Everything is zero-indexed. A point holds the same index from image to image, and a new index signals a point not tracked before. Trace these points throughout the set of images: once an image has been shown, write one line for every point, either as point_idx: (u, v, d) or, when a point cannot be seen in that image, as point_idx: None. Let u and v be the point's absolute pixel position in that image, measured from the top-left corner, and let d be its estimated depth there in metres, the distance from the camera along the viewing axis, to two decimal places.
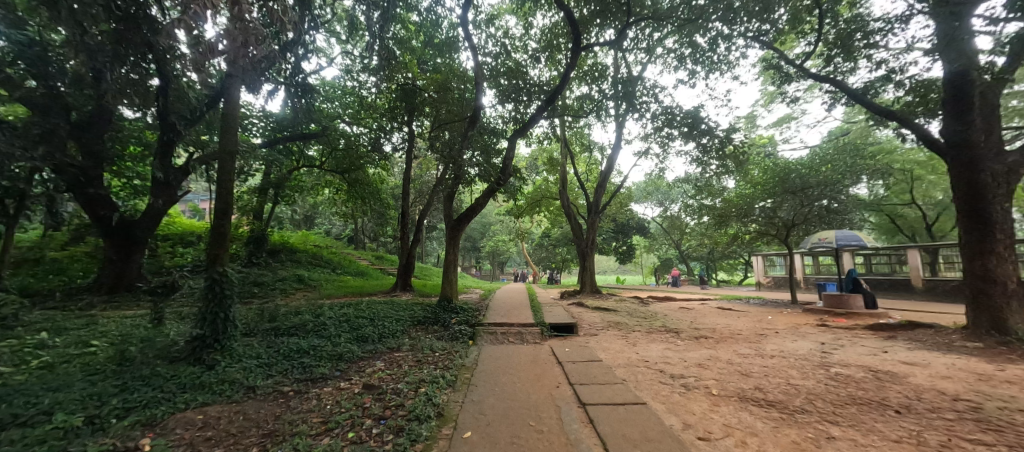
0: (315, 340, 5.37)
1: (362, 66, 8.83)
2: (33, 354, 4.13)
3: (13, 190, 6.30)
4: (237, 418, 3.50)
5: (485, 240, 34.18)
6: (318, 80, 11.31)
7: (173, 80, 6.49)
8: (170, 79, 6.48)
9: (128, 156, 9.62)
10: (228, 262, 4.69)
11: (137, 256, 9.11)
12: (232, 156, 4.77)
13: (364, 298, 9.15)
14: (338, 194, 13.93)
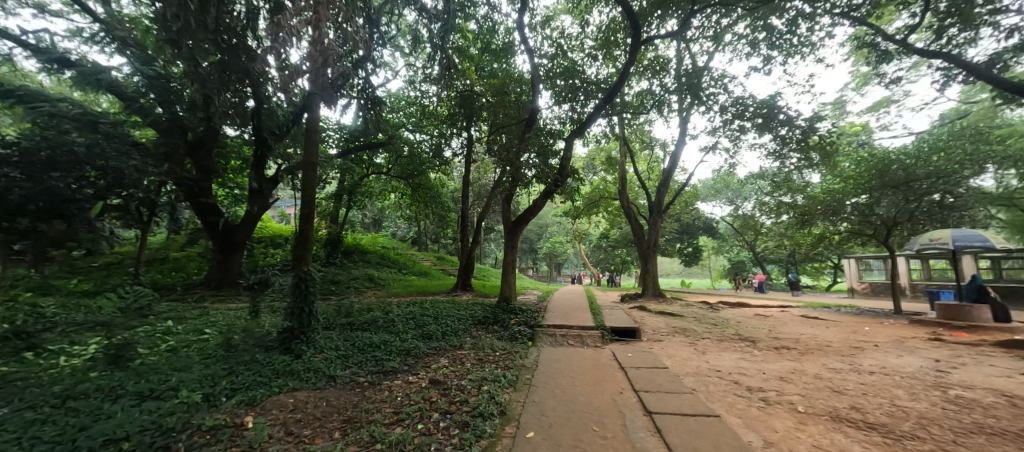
0: (385, 335, 5.70)
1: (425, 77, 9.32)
2: (164, 339, 4.88)
3: (146, 200, 7.56)
4: (321, 404, 3.83)
5: (542, 242, 34.36)
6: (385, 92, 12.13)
7: (265, 101, 7.33)
8: (263, 100, 7.32)
9: (230, 169, 11.06)
10: (311, 262, 5.12)
11: (237, 255, 10.29)
12: (314, 166, 5.21)
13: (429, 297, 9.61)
14: (403, 199, 14.80)
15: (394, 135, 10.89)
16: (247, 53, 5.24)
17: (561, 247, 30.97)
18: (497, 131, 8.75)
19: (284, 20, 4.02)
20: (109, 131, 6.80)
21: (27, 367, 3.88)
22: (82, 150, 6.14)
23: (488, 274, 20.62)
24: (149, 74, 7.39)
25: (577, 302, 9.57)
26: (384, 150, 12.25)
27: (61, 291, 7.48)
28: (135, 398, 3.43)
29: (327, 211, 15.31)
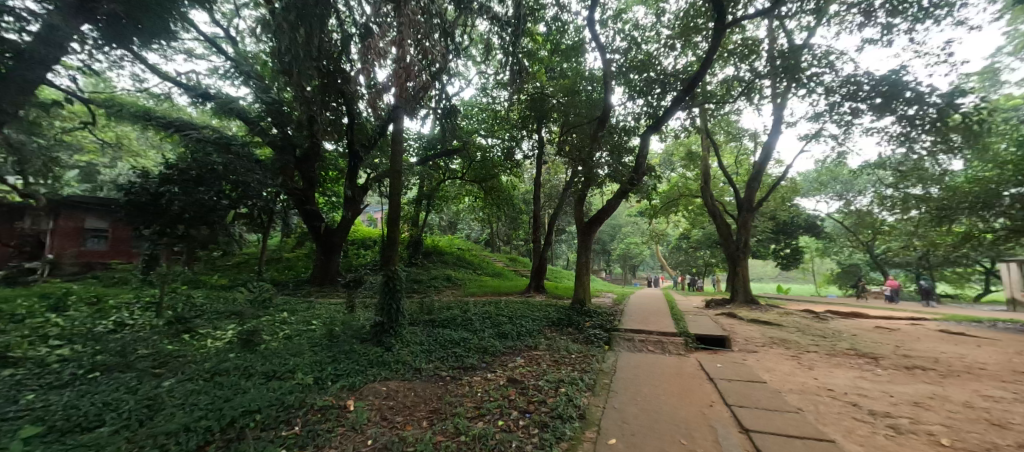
0: (464, 333, 5.95)
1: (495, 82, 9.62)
2: (283, 328, 5.63)
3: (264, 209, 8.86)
4: (410, 393, 4.10)
5: (615, 243, 33.37)
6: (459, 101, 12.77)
7: (356, 117, 8.13)
8: (355, 116, 8.13)
9: (329, 179, 12.52)
10: (398, 262, 5.53)
11: (335, 256, 11.41)
12: (399, 174, 5.59)
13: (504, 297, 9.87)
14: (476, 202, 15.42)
15: (468, 141, 11.55)
16: (343, 75, 5.82)
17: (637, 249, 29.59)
18: (568, 131, 8.85)
19: (372, 45, 4.46)
20: (237, 151, 8.14)
21: (187, 346, 4.75)
22: (221, 168, 7.28)
23: (560, 275, 20.51)
24: (267, 101, 8.65)
25: (657, 306, 9.09)
26: (458, 156, 12.91)
27: (206, 284, 9.13)
28: (263, 377, 4.01)
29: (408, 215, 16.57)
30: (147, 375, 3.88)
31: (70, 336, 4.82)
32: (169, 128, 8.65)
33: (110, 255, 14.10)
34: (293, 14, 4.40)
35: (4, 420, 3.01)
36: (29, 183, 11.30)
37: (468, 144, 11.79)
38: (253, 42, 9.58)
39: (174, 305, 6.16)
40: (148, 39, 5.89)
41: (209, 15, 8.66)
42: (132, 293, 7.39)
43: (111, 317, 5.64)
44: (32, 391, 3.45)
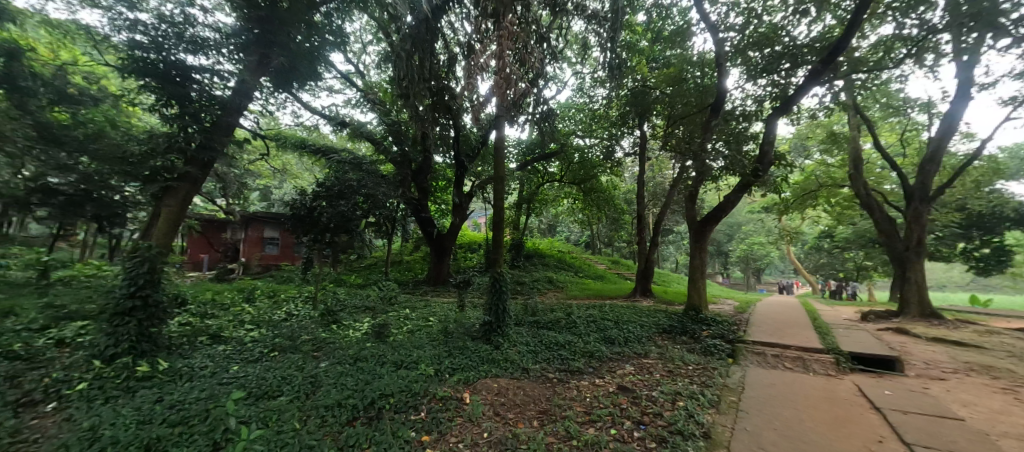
0: (569, 336, 5.91)
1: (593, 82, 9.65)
2: (407, 323, 6.32)
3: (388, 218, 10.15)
4: (519, 392, 4.18)
5: (733, 244, 29.98)
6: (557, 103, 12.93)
7: (462, 129, 8.78)
8: (461, 129, 8.79)
9: (440, 188, 13.78)
10: (502, 264, 5.72)
11: (446, 259, 12.38)
12: (503, 179, 5.83)
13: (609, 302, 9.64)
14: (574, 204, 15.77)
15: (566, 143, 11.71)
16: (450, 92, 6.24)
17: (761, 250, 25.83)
18: (676, 123, 8.38)
19: (475, 61, 4.82)
20: (365, 169, 9.53)
21: (335, 335, 5.64)
22: (355, 184, 8.55)
23: (666, 279, 19.12)
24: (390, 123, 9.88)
25: (794, 317, 7.85)
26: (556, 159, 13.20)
27: (347, 282, 10.87)
28: (394, 365, 4.52)
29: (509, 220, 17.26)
30: (308, 357, 4.69)
31: (259, 322, 6.13)
32: (319, 153, 10.61)
33: (281, 258, 17.41)
34: (409, 43, 4.97)
35: (221, 384, 3.93)
36: (232, 203, 15.02)
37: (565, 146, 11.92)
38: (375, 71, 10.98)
39: (326, 299, 7.41)
40: (302, 81, 7.07)
41: (343, 54, 10.21)
42: (296, 288, 9.15)
43: (284, 308, 7.03)
44: (236, 362, 4.45)
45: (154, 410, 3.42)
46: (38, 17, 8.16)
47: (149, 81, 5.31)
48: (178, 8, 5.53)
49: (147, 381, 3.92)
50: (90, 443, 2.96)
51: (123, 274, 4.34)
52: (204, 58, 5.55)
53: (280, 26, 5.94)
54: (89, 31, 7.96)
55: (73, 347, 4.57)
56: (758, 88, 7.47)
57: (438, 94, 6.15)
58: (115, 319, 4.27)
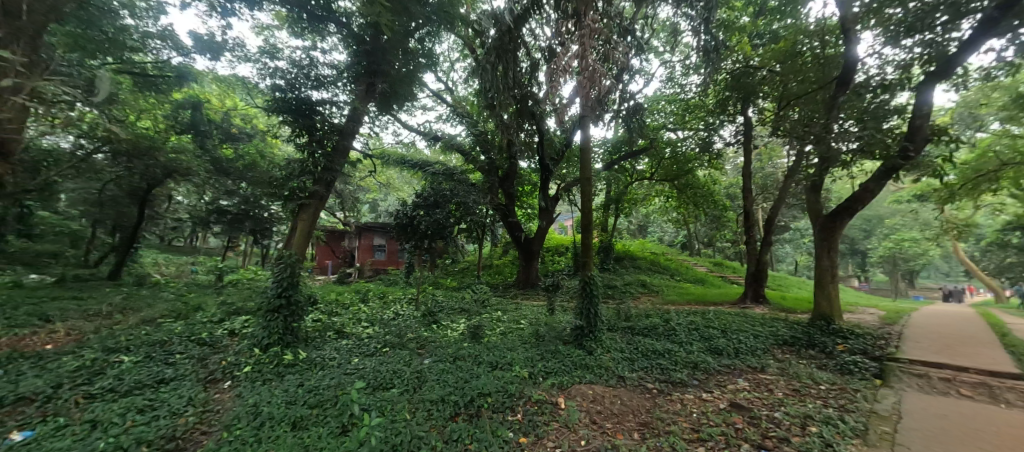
0: (668, 344, 5.57)
1: (685, 71, 9.23)
2: (499, 325, 6.57)
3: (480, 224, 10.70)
4: (616, 401, 3.98)
5: (871, 240, 25.12)
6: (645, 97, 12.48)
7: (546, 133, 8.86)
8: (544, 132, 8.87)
9: (525, 193, 14.14)
10: (593, 267, 5.58)
11: (534, 262, 12.50)
12: (590, 180, 5.70)
13: (715, 309, 8.85)
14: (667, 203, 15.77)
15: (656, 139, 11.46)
16: (534, 97, 6.30)
17: (913, 248, 21.11)
18: (788, 105, 7.40)
19: (558, 62, 4.76)
20: (457, 178, 10.18)
21: (436, 334, 6.08)
22: (448, 193, 9.13)
23: (782, 284, 16.74)
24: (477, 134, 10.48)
25: (973, 332, 6.26)
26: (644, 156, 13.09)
27: (443, 285, 11.73)
28: (490, 366, 4.67)
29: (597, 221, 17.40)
30: (414, 354, 5.11)
31: (372, 320, 6.88)
32: (416, 167, 11.50)
33: (387, 263, 19.56)
34: (494, 54, 5.17)
35: (346, 374, 4.48)
36: (348, 216, 17.38)
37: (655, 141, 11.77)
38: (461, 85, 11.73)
39: (426, 302, 8.09)
40: (401, 103, 7.78)
41: (433, 74, 11.08)
42: (402, 290, 10.15)
43: (393, 308, 7.80)
44: (356, 355, 5.05)
45: (297, 393, 4.02)
46: (213, 76, 10.38)
47: (286, 117, 6.32)
48: (304, 54, 6.44)
49: (290, 368, 4.65)
50: (254, 416, 3.59)
51: (272, 279, 5.25)
52: (327, 93, 6.43)
53: (383, 55, 6.64)
54: (245, 83, 9.89)
55: (241, 337, 5.68)
56: (900, 52, 6.32)
57: (521, 101, 6.29)
58: (267, 315, 5.18)
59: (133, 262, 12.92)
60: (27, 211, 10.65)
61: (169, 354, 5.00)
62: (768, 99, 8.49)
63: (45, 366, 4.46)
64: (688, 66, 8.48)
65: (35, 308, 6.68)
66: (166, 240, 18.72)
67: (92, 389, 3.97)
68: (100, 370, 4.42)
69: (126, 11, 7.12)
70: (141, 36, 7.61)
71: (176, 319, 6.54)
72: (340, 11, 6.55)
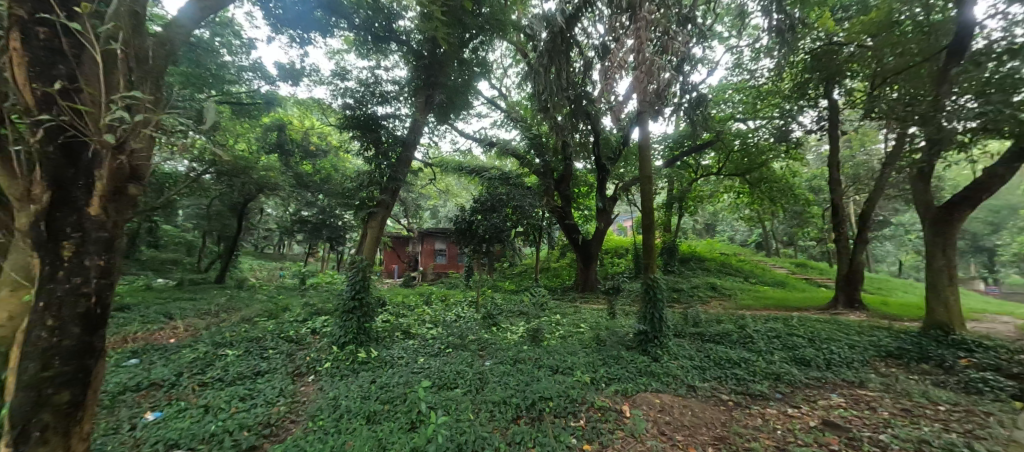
0: (744, 353, 5.16)
1: (755, 57, 8.65)
2: (558, 328, 6.54)
3: (538, 228, 10.75)
4: (687, 412, 3.73)
5: (1004, 234, 21.04)
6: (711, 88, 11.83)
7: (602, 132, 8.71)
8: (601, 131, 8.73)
9: (581, 194, 13.98)
10: (656, 271, 5.41)
11: (593, 265, 12.27)
12: (649, 179, 5.51)
13: (797, 314, 8.05)
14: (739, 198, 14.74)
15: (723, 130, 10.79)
16: (588, 96, 6.22)
17: None
18: (882, 82, 6.59)
19: (613, 58, 4.68)
20: (512, 183, 10.34)
21: (496, 336, 6.22)
22: (505, 197, 9.31)
23: (883, 287, 14.67)
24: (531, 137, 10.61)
25: None
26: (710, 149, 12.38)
27: (501, 288, 11.96)
28: (551, 370, 4.63)
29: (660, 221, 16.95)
30: (476, 355, 5.25)
31: (436, 321, 7.20)
32: (474, 173, 12.02)
33: (448, 267, 20.17)
34: (546, 57, 5.20)
35: (413, 373, 4.72)
36: (412, 222, 18.44)
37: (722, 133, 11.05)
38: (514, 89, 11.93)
39: (487, 304, 8.29)
40: (457, 112, 8.07)
41: (487, 82, 11.41)
42: (462, 293, 10.51)
43: (457, 310, 8.13)
44: (422, 355, 5.29)
45: (370, 389, 4.30)
46: (294, 100, 11.58)
47: (355, 132, 6.85)
48: (369, 72, 6.92)
49: (364, 365, 5.00)
50: (334, 408, 3.90)
51: (347, 282, 5.72)
52: (392, 108, 6.88)
53: (439, 67, 6.95)
54: (320, 104, 10.90)
55: (321, 335, 6.24)
56: None
57: (576, 101, 6.22)
58: (343, 316, 5.64)
59: (232, 268, 14.82)
60: (155, 225, 12.71)
61: (263, 349, 5.63)
62: (858, 78, 7.59)
63: (170, 356, 5.25)
64: (759, 49, 7.87)
65: (163, 306, 7.94)
66: (258, 248, 21.32)
67: (205, 378, 4.59)
68: (211, 362, 5.10)
69: (225, 49, 8.21)
70: (238, 70, 8.75)
71: (268, 318, 7.36)
72: (400, 30, 7.03)
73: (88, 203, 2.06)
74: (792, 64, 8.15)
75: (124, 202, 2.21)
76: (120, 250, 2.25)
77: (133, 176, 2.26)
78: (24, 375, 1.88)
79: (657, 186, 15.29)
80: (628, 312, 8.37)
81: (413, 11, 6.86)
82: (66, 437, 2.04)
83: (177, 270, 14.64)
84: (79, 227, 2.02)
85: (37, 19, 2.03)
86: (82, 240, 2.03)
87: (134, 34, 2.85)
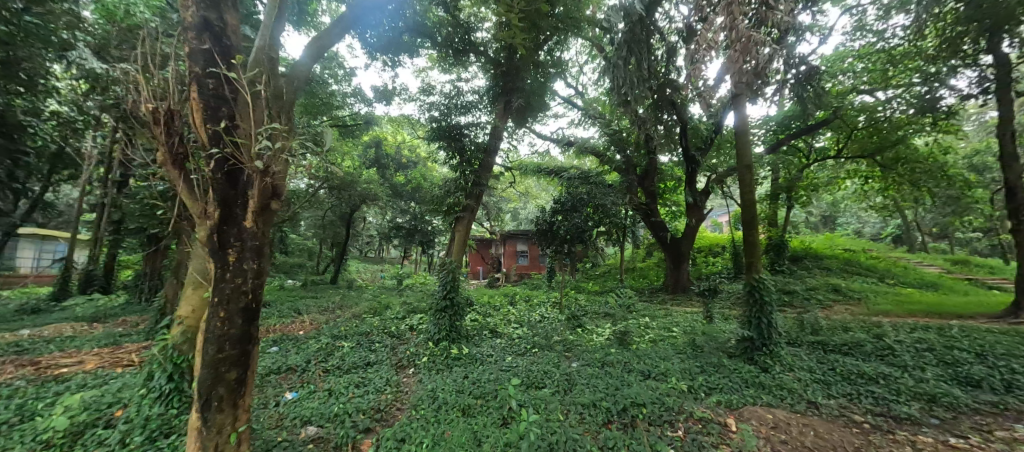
0: (883, 367, 4.39)
1: (881, 17, 7.40)
2: (648, 332, 6.32)
3: (622, 227, 10.45)
4: (809, 433, 3.21)
5: None
6: (824, 58, 10.37)
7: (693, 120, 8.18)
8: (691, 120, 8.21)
9: (668, 189, 13.23)
10: (761, 269, 5.12)
11: (684, 264, 11.53)
12: (750, 167, 5.32)
13: (960, 323, 6.59)
14: (867, 183, 12.93)
15: (842, 106, 9.56)
16: (674, 84, 5.85)
17: None
18: None
19: (702, 38, 4.31)
20: (592, 182, 10.15)
21: (581, 338, 6.19)
22: (586, 196, 9.14)
23: None
24: (608, 132, 10.33)
25: None
26: (827, 129, 11.16)
27: (584, 289, 11.85)
28: (641, 375, 4.44)
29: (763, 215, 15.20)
30: (562, 356, 5.27)
31: (522, 321, 7.40)
32: (553, 174, 12.44)
33: (531, 268, 20.98)
34: (625, 49, 4.99)
35: (503, 370, 4.90)
36: (494, 226, 19.22)
37: (840, 109, 9.74)
38: (589, 85, 11.74)
39: (572, 306, 8.30)
40: (534, 115, 8.23)
41: (563, 81, 11.38)
42: (545, 294, 10.62)
43: (545, 311, 8.26)
44: (510, 354, 5.47)
45: (464, 384, 4.57)
46: (388, 119, 12.86)
47: (442, 143, 7.40)
48: (452, 85, 7.37)
49: (456, 361, 5.33)
50: (433, 399, 4.21)
51: (438, 283, 6.23)
52: (472, 116, 7.27)
53: (517, 72, 7.12)
54: (409, 119, 11.89)
55: (418, 331, 6.84)
56: None
57: (660, 91, 5.93)
58: (437, 314, 6.12)
59: (342, 270, 17.00)
60: (285, 235, 15.18)
61: (371, 343, 6.33)
62: None
63: (301, 345, 6.20)
64: (889, 6, 6.65)
65: (293, 304, 9.37)
66: (361, 253, 24.10)
67: (327, 365, 5.31)
68: (331, 351, 5.89)
69: (332, 79, 9.33)
70: (342, 96, 9.95)
71: (373, 315, 8.26)
72: (478, 41, 7.41)
73: (244, 217, 2.54)
74: (936, 17, 6.73)
75: (269, 216, 2.68)
76: (268, 255, 2.74)
77: (275, 194, 2.71)
78: (207, 356, 2.49)
79: (758, 176, 13.72)
80: (730, 316, 7.70)
81: (489, 22, 7.20)
82: (233, 407, 2.62)
83: (300, 273, 17.20)
84: (240, 238, 2.53)
85: (208, 73, 2.60)
86: (242, 248, 2.54)
87: (271, 77, 3.45)
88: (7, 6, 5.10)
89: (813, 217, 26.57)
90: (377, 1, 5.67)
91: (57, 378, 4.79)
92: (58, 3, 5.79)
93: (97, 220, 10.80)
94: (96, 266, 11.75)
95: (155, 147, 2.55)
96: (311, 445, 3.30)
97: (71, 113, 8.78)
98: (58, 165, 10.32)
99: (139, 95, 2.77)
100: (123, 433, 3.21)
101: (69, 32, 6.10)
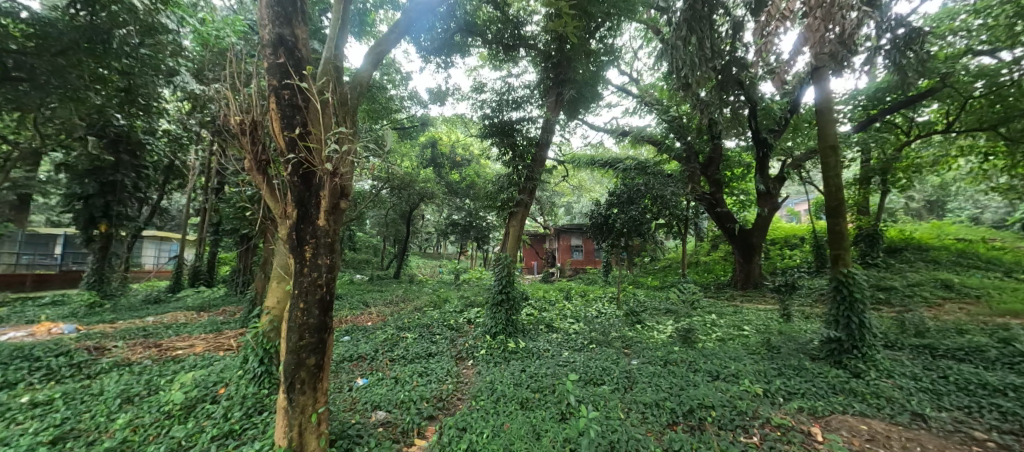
0: (1010, 377, 3.76)
1: None
2: (715, 330, 5.98)
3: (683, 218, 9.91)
4: (913, 445, 2.83)
5: None
6: (928, 18, 8.99)
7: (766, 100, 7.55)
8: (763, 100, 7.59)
9: (734, 177, 12.32)
10: (851, 263, 4.63)
11: (755, 257, 10.67)
12: (834, 147, 4.87)
13: None
14: (987, 160, 11.04)
15: (951, 73, 8.26)
16: (741, 62, 5.43)
17: None
18: None
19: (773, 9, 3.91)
20: (650, 172, 9.74)
21: (640, 335, 6.00)
22: (643, 188, 8.80)
23: None
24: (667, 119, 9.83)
25: None
26: (932, 100, 9.66)
27: (642, 285, 11.46)
28: (710, 376, 4.20)
29: (850, 201, 13.55)
30: (621, 353, 5.15)
31: (578, 316, 7.30)
32: (607, 165, 12.16)
33: (585, 262, 20.76)
34: (685, 28, 4.68)
35: (560, 365, 4.90)
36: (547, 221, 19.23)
37: (949, 77, 8.38)
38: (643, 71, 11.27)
39: (631, 301, 8.07)
40: (586, 105, 8.08)
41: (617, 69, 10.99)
42: (601, 289, 10.43)
43: (605, 306, 8.08)
44: (566, 349, 5.45)
45: (521, 377, 4.63)
46: (443, 120, 13.38)
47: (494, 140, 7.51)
48: (503, 81, 7.43)
49: (514, 354, 5.44)
50: (491, 391, 4.31)
51: (495, 278, 6.41)
52: (524, 112, 7.30)
53: (568, 63, 7.02)
54: (462, 118, 12.23)
55: (475, 325, 7.06)
56: None
57: (724, 70, 5.53)
58: (494, 308, 6.29)
59: (404, 266, 18.03)
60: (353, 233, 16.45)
61: (432, 335, 6.65)
62: None
63: (370, 335, 6.68)
64: None
65: (362, 297, 10.09)
66: (420, 249, 25.32)
67: (393, 355, 5.65)
68: (397, 342, 6.26)
69: (390, 84, 9.86)
70: (400, 100, 10.43)
71: (434, 308, 8.67)
72: (528, 35, 7.43)
73: (317, 216, 2.74)
74: None
75: (339, 215, 2.86)
76: (339, 251, 2.94)
77: (343, 193, 2.88)
78: (291, 343, 2.76)
79: (844, 157, 12.25)
80: (811, 315, 7.04)
81: (539, 14, 7.16)
82: (313, 390, 2.87)
83: (365, 268, 18.53)
84: (314, 236, 2.74)
85: (284, 85, 2.83)
86: (317, 245, 2.75)
87: (338, 83, 3.65)
88: (128, 40, 5.96)
89: (914, 203, 23.27)
90: (431, 4, 5.86)
91: (174, 358, 5.61)
92: (165, 35, 6.59)
93: (200, 222, 12.48)
94: (200, 262, 13.56)
95: (243, 156, 2.84)
96: (380, 429, 3.53)
97: (179, 130, 10.18)
98: (170, 176, 12.02)
99: (228, 110, 3.09)
100: (226, 408, 3.68)
101: (174, 60, 7.01)
